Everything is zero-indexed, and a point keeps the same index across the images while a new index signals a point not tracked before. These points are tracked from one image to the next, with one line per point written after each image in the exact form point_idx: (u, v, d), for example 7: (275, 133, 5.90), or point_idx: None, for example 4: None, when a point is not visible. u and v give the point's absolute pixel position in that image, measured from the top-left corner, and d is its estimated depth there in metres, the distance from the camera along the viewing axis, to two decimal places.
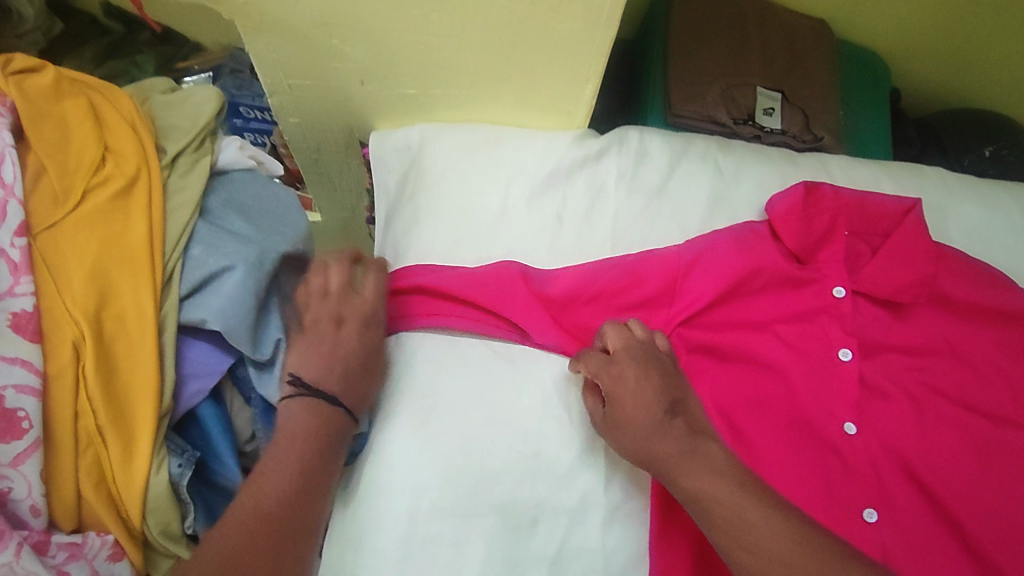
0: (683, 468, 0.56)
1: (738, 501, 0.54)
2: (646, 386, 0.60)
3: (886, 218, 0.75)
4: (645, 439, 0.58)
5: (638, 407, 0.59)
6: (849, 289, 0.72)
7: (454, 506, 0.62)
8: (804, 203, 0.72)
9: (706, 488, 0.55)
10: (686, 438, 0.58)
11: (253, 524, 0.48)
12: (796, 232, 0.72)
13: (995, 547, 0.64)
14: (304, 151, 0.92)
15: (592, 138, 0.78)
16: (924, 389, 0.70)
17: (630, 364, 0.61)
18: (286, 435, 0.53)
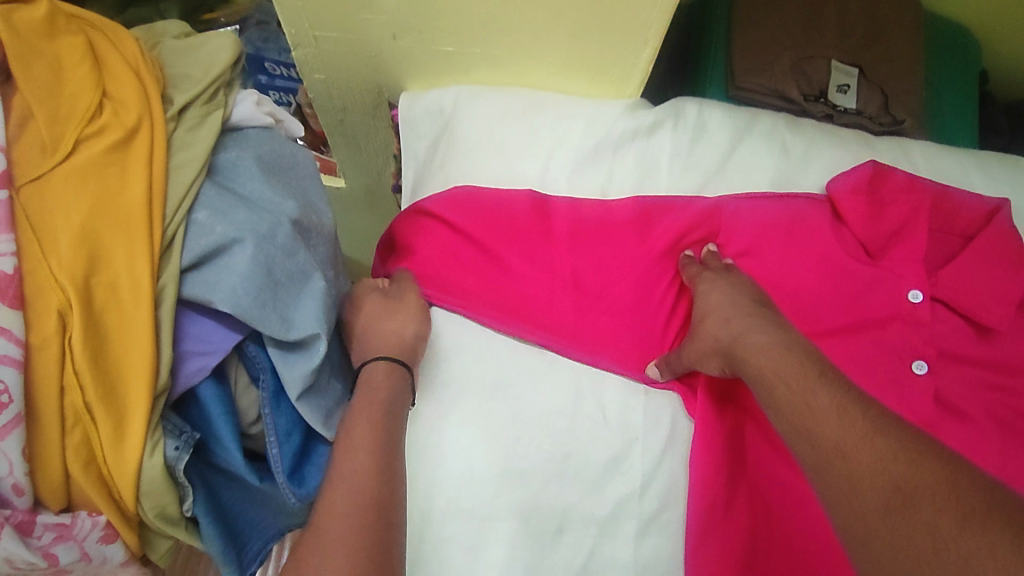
0: (747, 334, 0.54)
1: (810, 387, 0.47)
2: (739, 293, 0.58)
3: (969, 219, 0.66)
4: (731, 318, 0.56)
5: (719, 295, 0.58)
6: (927, 293, 0.63)
7: (472, 508, 0.57)
8: (870, 185, 0.67)
9: (782, 379, 0.49)
10: (772, 320, 0.54)
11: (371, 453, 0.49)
12: (862, 217, 0.65)
13: None
14: (329, 111, 0.86)
15: (646, 108, 0.70)
16: (1006, 410, 0.62)
17: (721, 277, 0.60)
18: (368, 384, 0.54)
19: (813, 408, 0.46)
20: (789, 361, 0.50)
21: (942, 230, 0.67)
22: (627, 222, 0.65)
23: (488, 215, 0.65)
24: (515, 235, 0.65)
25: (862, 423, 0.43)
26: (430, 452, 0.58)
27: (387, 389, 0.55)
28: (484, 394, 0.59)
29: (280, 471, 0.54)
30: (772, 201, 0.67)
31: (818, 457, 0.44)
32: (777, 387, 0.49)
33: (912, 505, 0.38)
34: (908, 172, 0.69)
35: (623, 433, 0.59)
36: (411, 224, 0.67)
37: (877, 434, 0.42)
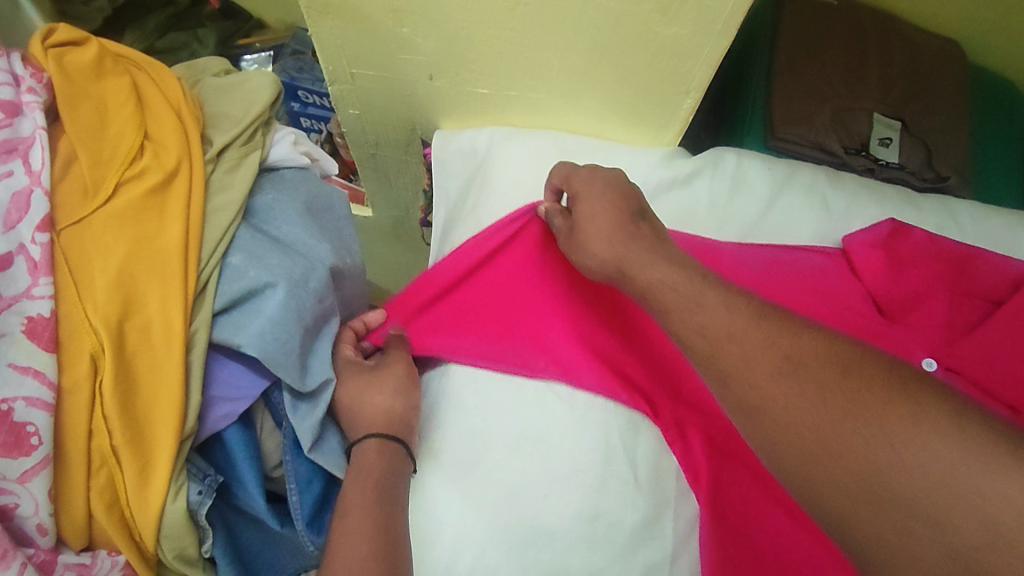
0: (632, 253, 0.50)
1: (739, 330, 0.43)
2: (608, 195, 0.54)
3: (994, 282, 0.64)
4: (611, 231, 0.52)
5: (598, 209, 0.53)
6: (957, 365, 0.61)
7: (497, 568, 0.55)
8: (888, 243, 0.66)
9: (677, 294, 0.46)
10: (653, 234, 0.52)
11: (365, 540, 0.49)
12: (883, 278, 0.64)
13: None
14: (361, 144, 0.87)
15: (683, 158, 0.69)
16: None
17: (590, 186, 0.56)
18: (361, 464, 0.53)
19: (714, 334, 0.44)
20: (690, 278, 0.47)
21: (967, 291, 0.64)
22: None
23: (493, 255, 0.64)
24: (515, 275, 0.64)
25: (760, 335, 0.42)
26: (434, 507, 0.56)
27: (383, 465, 0.53)
28: (489, 447, 0.58)
29: (300, 519, 0.53)
30: (803, 256, 0.66)
31: (731, 389, 0.42)
32: (674, 303, 0.46)
33: (824, 408, 0.38)
34: (932, 232, 0.67)
35: (654, 497, 0.57)
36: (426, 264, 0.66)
37: (778, 342, 0.42)
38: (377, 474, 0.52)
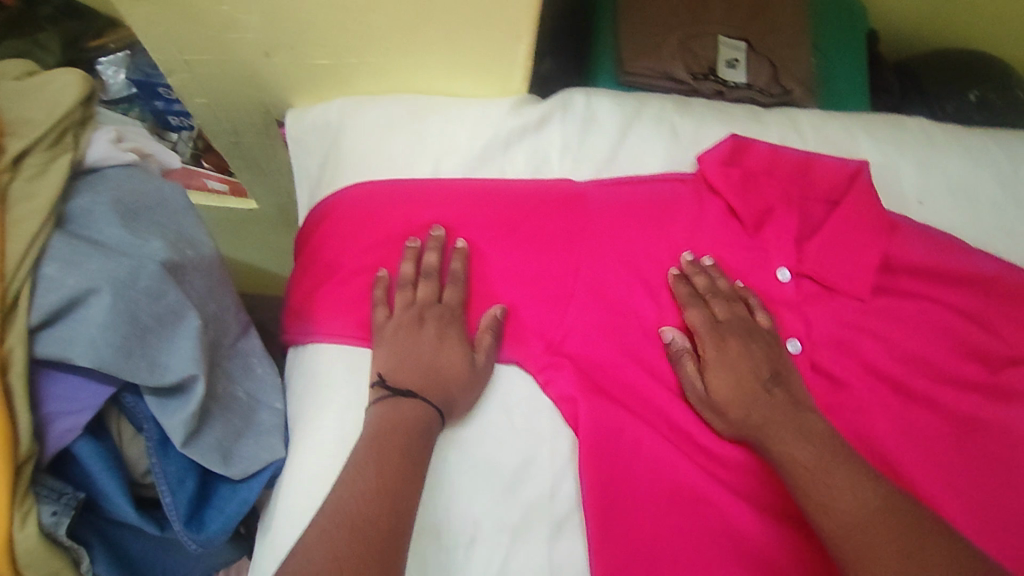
0: (773, 437, 0.55)
1: (829, 483, 0.51)
2: (747, 360, 0.59)
3: (832, 183, 0.67)
4: (746, 405, 0.57)
5: (727, 373, 0.59)
6: (794, 272, 0.65)
7: None
8: (732, 159, 0.68)
9: (800, 463, 0.53)
10: (788, 407, 0.57)
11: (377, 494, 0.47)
12: (736, 193, 0.66)
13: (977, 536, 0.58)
14: (221, 134, 0.83)
15: (533, 104, 0.69)
16: (900, 369, 0.63)
17: (734, 336, 0.60)
18: (388, 426, 0.53)
19: (806, 476, 0.52)
20: (827, 455, 0.53)
21: (806, 196, 0.68)
22: (469, 206, 0.66)
23: (358, 231, 0.65)
24: (383, 245, 0.65)
25: (847, 477, 0.50)
26: (302, 504, 0.56)
27: (405, 419, 0.54)
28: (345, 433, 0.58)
29: (177, 520, 0.52)
30: (652, 185, 0.67)
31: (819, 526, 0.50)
32: (793, 453, 0.54)
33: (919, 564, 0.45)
34: (772, 143, 0.69)
35: (528, 437, 0.59)
36: (303, 250, 0.68)
37: (864, 487, 0.50)
38: (403, 438, 0.52)
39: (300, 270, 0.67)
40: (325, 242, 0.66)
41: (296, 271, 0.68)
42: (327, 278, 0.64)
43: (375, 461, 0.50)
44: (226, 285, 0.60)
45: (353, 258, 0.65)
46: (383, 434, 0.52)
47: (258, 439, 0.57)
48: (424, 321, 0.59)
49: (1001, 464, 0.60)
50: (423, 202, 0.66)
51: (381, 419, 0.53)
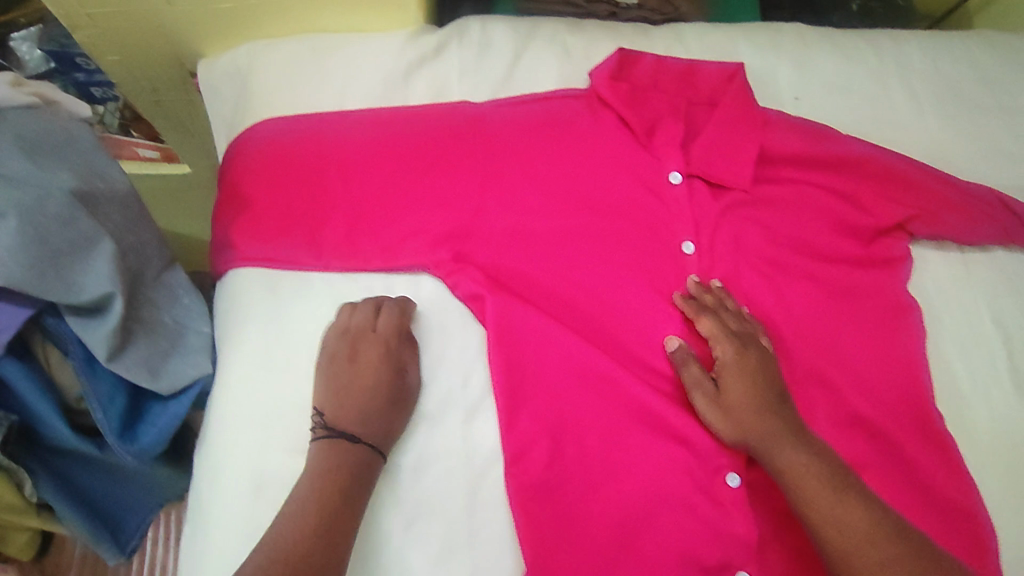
0: (783, 450, 0.55)
1: (844, 505, 0.52)
2: (760, 374, 0.59)
3: (713, 86, 0.72)
4: (752, 413, 0.57)
5: (741, 376, 0.58)
6: (684, 173, 0.69)
7: (296, 443, 0.58)
8: (621, 72, 0.71)
9: (809, 477, 0.53)
10: (796, 428, 0.56)
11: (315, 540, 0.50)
12: (625, 98, 0.70)
13: (849, 385, 0.65)
14: (141, 95, 0.84)
15: (429, 34, 0.72)
16: (783, 249, 0.68)
17: (754, 349, 0.60)
18: (328, 469, 0.54)
19: (806, 481, 0.53)
20: (835, 476, 0.54)
21: (689, 100, 0.72)
22: (374, 134, 0.67)
23: (269, 165, 0.66)
24: (294, 175, 0.66)
25: (836, 492, 0.52)
26: (233, 417, 0.59)
27: (346, 461, 0.55)
28: (275, 347, 0.61)
29: (110, 433, 0.55)
30: (548, 102, 0.70)
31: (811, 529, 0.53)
32: (792, 459, 0.54)
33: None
34: (657, 55, 0.74)
35: (439, 336, 0.63)
36: (219, 191, 0.69)
37: (856, 504, 0.52)
38: (340, 479, 0.54)
39: (218, 211, 0.68)
40: (239, 180, 0.67)
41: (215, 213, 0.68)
42: (244, 216, 0.65)
43: (314, 504, 0.52)
44: (148, 218, 0.62)
45: (267, 192, 0.66)
46: (331, 476, 0.54)
47: (182, 359, 0.60)
48: (365, 342, 0.60)
49: (872, 323, 0.67)
50: (329, 131, 0.67)
51: (320, 462, 0.54)
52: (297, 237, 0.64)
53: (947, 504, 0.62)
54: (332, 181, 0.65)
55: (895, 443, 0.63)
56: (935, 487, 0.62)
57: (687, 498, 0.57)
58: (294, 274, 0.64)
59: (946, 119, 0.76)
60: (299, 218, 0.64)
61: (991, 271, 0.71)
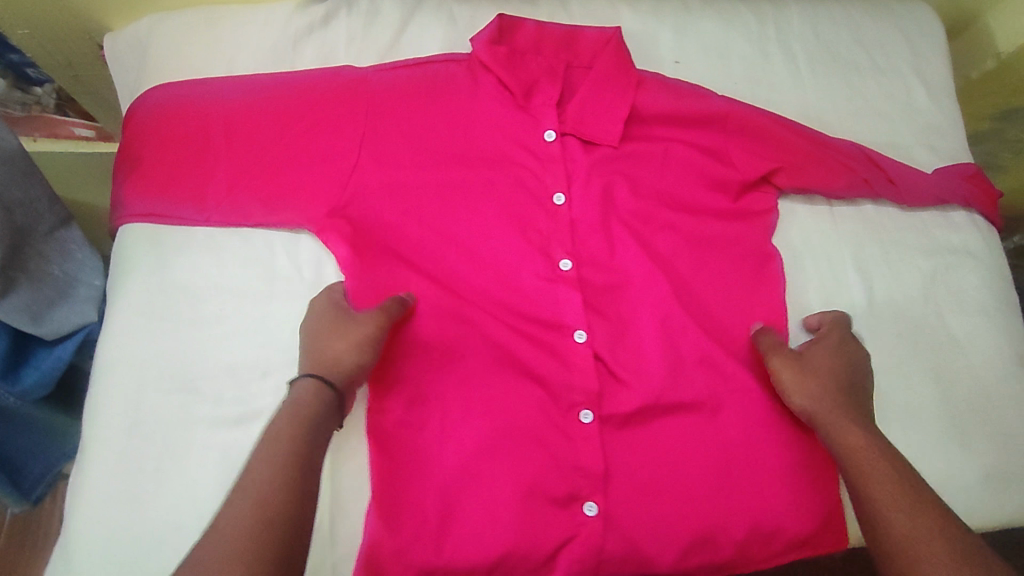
0: (844, 425, 0.60)
1: (890, 484, 0.56)
2: (840, 358, 0.65)
3: (590, 50, 0.75)
4: (823, 387, 0.63)
5: (824, 360, 0.65)
6: (558, 132, 0.72)
7: (173, 384, 0.61)
8: (501, 36, 0.74)
9: (858, 451, 0.59)
10: (858, 410, 0.62)
11: (274, 479, 0.50)
12: (504, 61, 0.72)
13: (713, 330, 0.69)
14: (58, 69, 0.88)
15: (317, 4, 0.76)
16: (652, 204, 0.72)
17: (835, 337, 0.67)
18: (291, 411, 0.55)
19: (863, 459, 0.58)
20: (886, 454, 0.58)
21: (569, 64, 0.76)
22: (262, 98, 0.70)
23: (161, 128, 0.69)
24: (184, 137, 0.69)
25: (893, 472, 0.56)
26: (115, 363, 0.62)
27: (307, 406, 0.56)
28: (161, 299, 0.64)
29: None
30: (431, 67, 0.73)
31: (870, 519, 0.55)
32: (849, 439, 0.59)
33: (955, 562, 0.50)
34: (540, 20, 0.77)
35: (317, 286, 0.66)
36: (119, 151, 0.70)
37: (909, 488, 0.55)
38: (304, 424, 0.54)
39: (116, 173, 0.70)
40: (134, 143, 0.69)
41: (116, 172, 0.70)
42: (138, 174, 0.67)
43: (276, 447, 0.52)
44: (37, 175, 0.63)
45: (161, 153, 0.68)
46: (290, 415, 0.55)
47: (65, 308, 0.64)
48: (354, 321, 0.61)
49: (734, 272, 0.71)
50: (219, 96, 0.70)
51: (290, 406, 0.55)
52: (182, 195, 0.66)
53: (796, 438, 0.66)
54: (219, 143, 0.68)
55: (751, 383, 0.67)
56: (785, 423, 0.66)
57: (540, 433, 0.63)
58: (186, 228, 0.66)
59: (821, 79, 0.79)
60: (190, 175, 0.67)
61: (856, 223, 0.75)
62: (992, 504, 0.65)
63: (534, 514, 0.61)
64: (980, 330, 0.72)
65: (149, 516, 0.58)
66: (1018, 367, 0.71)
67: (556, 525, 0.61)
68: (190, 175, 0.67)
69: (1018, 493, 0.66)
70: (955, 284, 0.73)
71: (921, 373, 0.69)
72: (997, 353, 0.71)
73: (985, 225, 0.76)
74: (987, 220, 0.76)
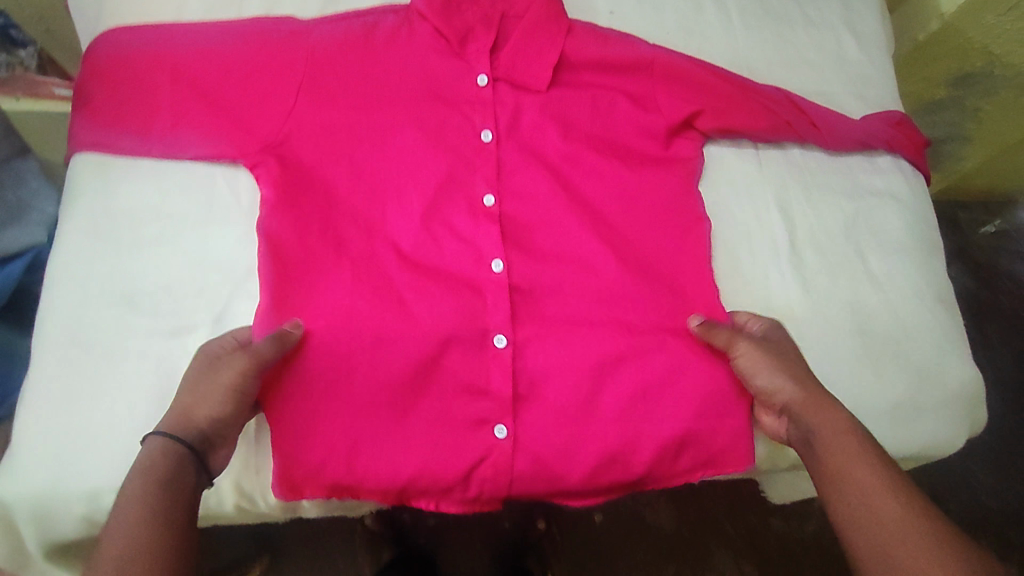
0: (812, 404, 0.60)
1: (859, 458, 0.56)
2: (786, 345, 0.65)
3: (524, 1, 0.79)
4: (785, 371, 0.63)
5: (777, 344, 0.65)
6: (490, 76, 0.75)
7: (113, 299, 0.65)
8: None
9: (826, 429, 0.58)
10: (818, 391, 0.62)
11: (135, 543, 0.49)
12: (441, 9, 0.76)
13: (634, 266, 0.72)
14: (30, 21, 0.94)
15: None
16: (579, 146, 0.75)
17: (782, 334, 0.66)
18: (147, 464, 0.54)
19: (839, 437, 0.58)
20: (852, 430, 0.58)
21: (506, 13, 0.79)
22: (213, 39, 0.73)
23: (116, 65, 0.72)
24: (136, 73, 0.72)
25: (866, 449, 0.56)
26: (61, 279, 0.66)
27: (159, 459, 0.54)
28: (106, 222, 0.68)
29: None
30: (373, 13, 0.77)
31: (848, 498, 0.54)
32: (825, 418, 0.59)
33: (926, 537, 0.50)
34: None
35: (252, 213, 0.70)
36: (77, 86, 0.73)
37: (881, 464, 0.56)
38: (160, 476, 0.53)
39: (76, 102, 0.72)
40: (90, 78, 0.72)
41: (76, 104, 0.72)
42: (92, 108, 0.71)
43: (132, 510, 0.51)
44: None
45: (113, 88, 0.71)
46: (139, 471, 0.53)
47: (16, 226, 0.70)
48: (229, 364, 0.60)
49: (657, 212, 0.73)
50: (174, 37, 0.74)
51: (144, 461, 0.54)
52: (133, 129, 0.70)
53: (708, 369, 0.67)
54: (169, 80, 0.71)
55: (668, 317, 0.70)
56: (698, 354, 0.68)
57: (455, 360, 0.67)
58: (132, 162, 0.71)
59: (752, 31, 0.82)
60: (140, 111, 0.71)
61: (784, 166, 0.76)
62: (899, 432, 0.67)
63: (448, 432, 0.65)
64: (900, 270, 0.73)
65: (83, 420, 0.61)
66: (936, 304, 0.72)
67: (467, 441, 0.65)
68: (141, 111, 0.71)
69: (927, 422, 0.67)
70: (877, 224, 0.75)
71: (839, 306, 0.70)
72: (915, 291, 0.72)
73: (910, 170, 0.78)
74: (912, 164, 0.78)
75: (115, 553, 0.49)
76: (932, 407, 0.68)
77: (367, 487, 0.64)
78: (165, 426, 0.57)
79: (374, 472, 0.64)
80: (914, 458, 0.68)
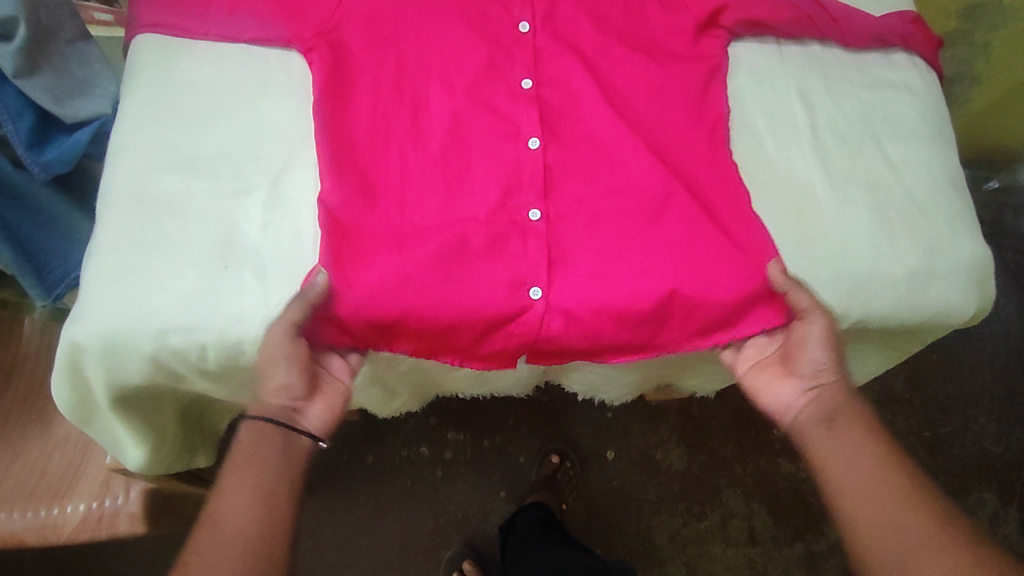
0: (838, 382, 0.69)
1: (861, 436, 0.65)
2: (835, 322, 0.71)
3: None
4: (834, 349, 0.69)
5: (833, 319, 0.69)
6: None
7: (177, 162, 0.70)
8: None
9: (844, 409, 0.67)
10: (842, 371, 0.70)
11: (255, 506, 0.58)
12: None
13: (669, 146, 0.75)
14: None
15: None
16: (611, 38, 0.78)
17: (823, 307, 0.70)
18: (244, 444, 0.62)
19: (854, 422, 0.66)
20: (861, 411, 0.67)
21: None
22: None
23: None
24: None
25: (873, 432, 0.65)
26: (126, 143, 0.71)
27: (262, 438, 0.63)
28: (168, 92, 0.73)
29: (19, 141, 0.68)
30: None
31: (840, 471, 0.63)
32: (844, 403, 0.67)
33: (916, 507, 0.58)
34: None
35: (305, 89, 0.74)
36: None
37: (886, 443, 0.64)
38: (267, 453, 0.62)
39: None
40: None
41: None
42: None
43: (245, 479, 0.59)
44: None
45: None
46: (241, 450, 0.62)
47: (83, 99, 0.74)
48: (296, 339, 0.64)
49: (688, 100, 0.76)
50: None
51: (242, 442, 0.63)
52: (191, 11, 0.73)
53: (737, 239, 0.71)
54: None
55: (700, 194, 0.73)
56: (726, 230, 0.72)
57: (495, 225, 0.71)
58: (191, 41, 0.74)
59: None
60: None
61: (804, 61, 0.80)
62: (915, 295, 0.73)
63: (491, 293, 0.69)
64: (915, 155, 0.78)
65: (153, 270, 0.66)
66: (948, 185, 0.78)
67: (505, 295, 0.69)
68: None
69: (937, 287, 0.74)
70: (894, 113, 0.80)
71: (857, 183, 0.75)
72: (928, 173, 0.77)
73: (924, 67, 0.83)
74: (925, 61, 0.83)
75: (237, 516, 0.57)
76: (943, 274, 0.74)
77: (403, 326, 0.68)
78: (253, 410, 0.65)
79: (411, 313, 0.67)
80: (930, 322, 0.75)
